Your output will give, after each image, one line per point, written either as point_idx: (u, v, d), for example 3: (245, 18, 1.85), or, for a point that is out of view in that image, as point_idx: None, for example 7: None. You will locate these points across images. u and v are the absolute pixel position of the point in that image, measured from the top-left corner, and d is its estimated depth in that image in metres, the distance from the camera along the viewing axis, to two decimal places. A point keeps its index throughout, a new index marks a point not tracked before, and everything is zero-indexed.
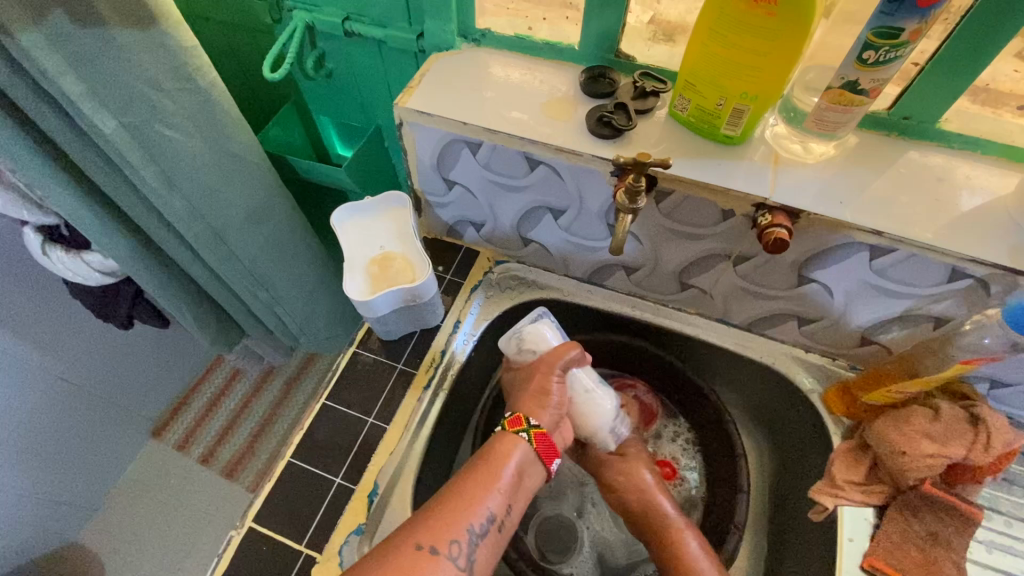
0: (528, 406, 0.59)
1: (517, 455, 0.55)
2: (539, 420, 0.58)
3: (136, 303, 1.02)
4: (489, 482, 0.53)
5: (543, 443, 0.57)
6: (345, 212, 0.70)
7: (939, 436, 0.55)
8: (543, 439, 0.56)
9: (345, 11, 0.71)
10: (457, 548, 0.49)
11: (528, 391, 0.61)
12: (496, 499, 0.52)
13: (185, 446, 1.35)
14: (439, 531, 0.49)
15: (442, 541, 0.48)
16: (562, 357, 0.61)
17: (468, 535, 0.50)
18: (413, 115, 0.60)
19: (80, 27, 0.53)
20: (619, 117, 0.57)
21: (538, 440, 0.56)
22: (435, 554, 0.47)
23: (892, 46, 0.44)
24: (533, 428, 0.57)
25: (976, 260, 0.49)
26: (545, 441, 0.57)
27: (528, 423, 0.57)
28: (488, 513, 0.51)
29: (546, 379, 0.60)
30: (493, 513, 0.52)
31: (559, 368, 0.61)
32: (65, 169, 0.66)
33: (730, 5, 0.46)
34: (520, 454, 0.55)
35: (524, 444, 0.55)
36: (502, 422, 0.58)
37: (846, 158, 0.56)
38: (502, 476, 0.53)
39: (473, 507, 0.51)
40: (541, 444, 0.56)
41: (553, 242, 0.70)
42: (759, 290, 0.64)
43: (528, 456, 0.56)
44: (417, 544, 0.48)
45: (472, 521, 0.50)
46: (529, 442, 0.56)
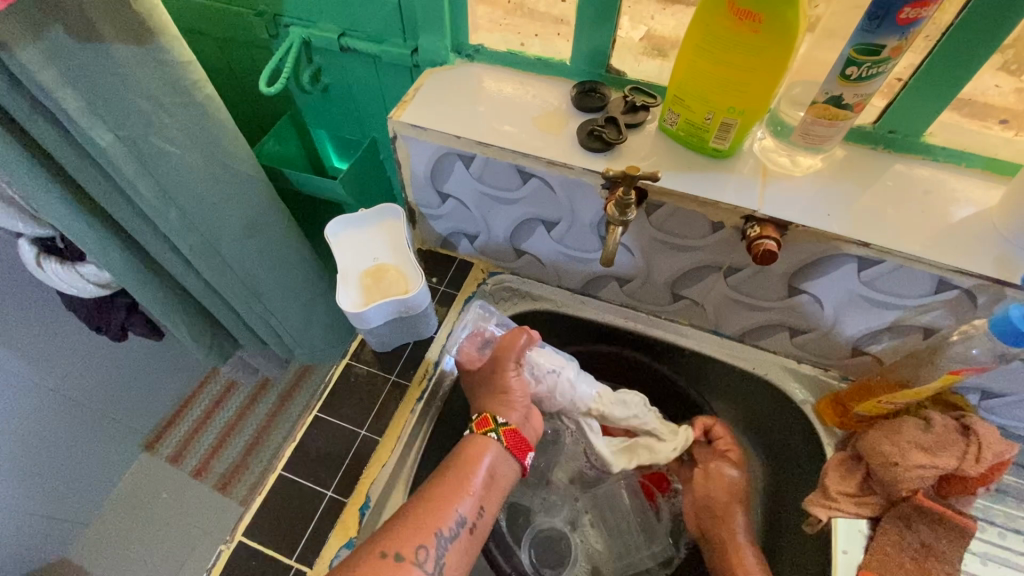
0: (492, 404, 0.60)
1: (488, 456, 0.56)
2: (506, 417, 0.58)
3: (130, 315, 1.02)
4: (462, 484, 0.53)
5: (512, 437, 0.57)
6: (339, 223, 0.70)
7: (930, 447, 0.55)
8: (513, 434, 0.57)
9: (341, 26, 0.72)
10: (424, 554, 0.49)
11: (495, 390, 0.61)
12: (467, 503, 0.53)
13: (178, 460, 1.34)
14: (405, 538, 0.50)
15: (408, 547, 0.49)
16: (513, 346, 0.61)
17: (436, 541, 0.50)
18: (407, 128, 0.61)
19: (78, 42, 0.53)
20: (610, 130, 0.58)
21: (507, 437, 0.57)
22: (400, 562, 0.48)
23: (874, 62, 0.45)
24: (500, 426, 0.57)
25: (962, 270, 0.50)
26: (515, 437, 0.58)
27: (495, 420, 0.57)
28: (459, 517, 0.52)
29: (504, 371, 0.60)
30: (464, 517, 0.52)
31: (514, 360, 0.61)
32: (61, 182, 0.67)
33: (716, 23, 0.47)
34: (492, 452, 0.56)
35: (495, 443, 0.56)
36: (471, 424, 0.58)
37: (832, 170, 0.57)
38: (474, 479, 0.54)
39: (444, 510, 0.52)
40: (510, 440, 0.57)
41: (546, 253, 0.71)
42: (750, 301, 0.64)
43: (500, 453, 0.56)
44: (383, 552, 0.49)
45: (440, 526, 0.51)
46: (499, 441, 0.57)
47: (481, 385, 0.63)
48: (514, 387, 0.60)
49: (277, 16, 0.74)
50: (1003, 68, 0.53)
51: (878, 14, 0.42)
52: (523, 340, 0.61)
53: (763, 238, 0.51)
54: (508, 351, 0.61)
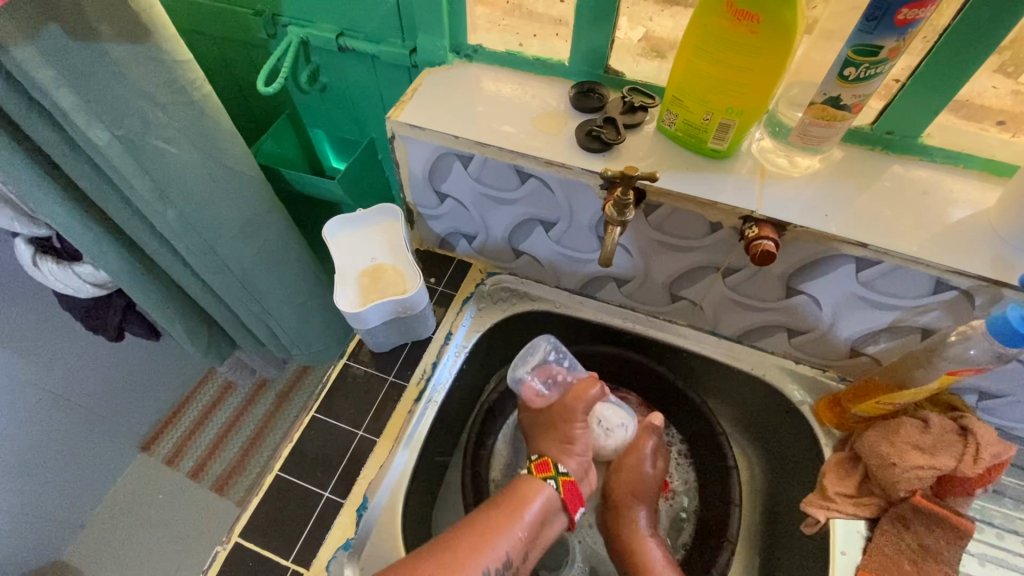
0: (555, 452, 0.62)
1: (541, 498, 0.57)
2: (565, 466, 0.61)
3: (127, 315, 1.01)
4: (513, 520, 0.54)
5: (569, 492, 0.59)
6: (337, 224, 0.70)
7: (928, 447, 0.55)
8: (570, 486, 0.59)
9: (339, 26, 0.72)
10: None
11: (551, 432, 0.65)
12: (515, 542, 0.53)
13: (174, 461, 1.34)
14: (454, 568, 0.50)
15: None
16: (587, 394, 0.65)
17: (484, 575, 0.51)
18: (405, 128, 0.61)
19: (75, 42, 0.53)
20: (608, 131, 0.58)
21: (565, 487, 0.59)
22: None
23: (872, 63, 0.45)
24: (560, 475, 0.59)
25: (960, 271, 0.50)
26: (571, 492, 0.59)
27: (557, 469, 0.60)
28: (506, 557, 0.52)
29: (570, 425, 0.63)
30: (510, 557, 0.52)
31: (581, 414, 0.64)
32: (58, 182, 0.67)
33: (714, 24, 0.47)
34: (546, 496, 0.57)
35: (552, 490, 0.57)
36: (530, 465, 0.60)
37: (829, 171, 0.57)
38: (525, 516, 0.55)
39: (494, 544, 0.52)
40: (566, 492, 0.59)
41: (544, 254, 0.71)
42: (748, 302, 0.64)
43: (554, 501, 0.57)
44: None
45: (489, 560, 0.51)
46: (556, 489, 0.58)
47: (544, 429, 0.66)
48: (579, 438, 0.63)
49: (275, 16, 0.74)
50: (999, 71, 0.53)
51: (875, 16, 0.42)
52: (595, 391, 0.65)
53: (764, 239, 0.51)
54: (580, 399, 0.64)
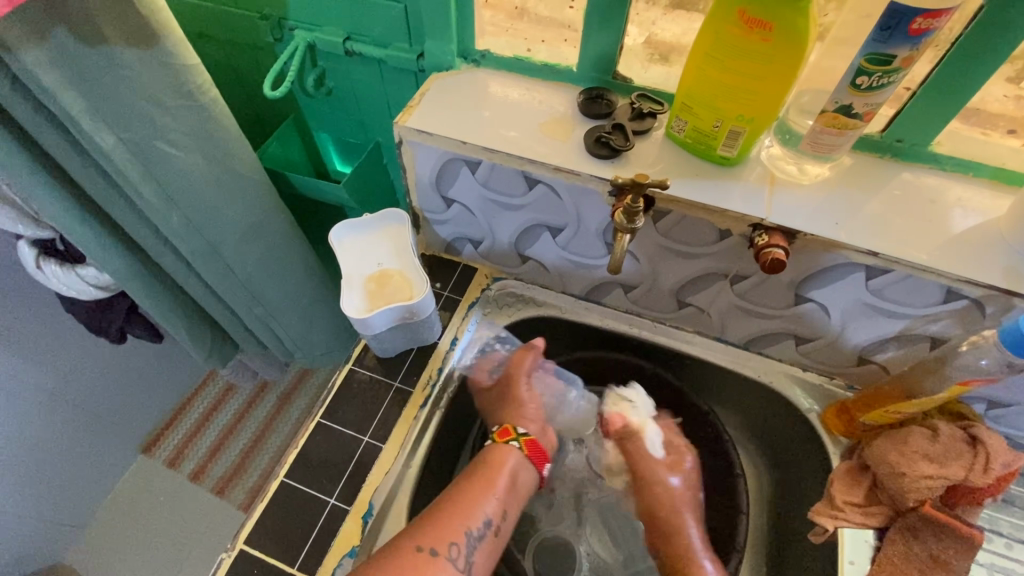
0: (512, 415, 0.64)
1: (510, 460, 0.59)
2: (525, 427, 0.62)
3: (130, 317, 1.01)
4: (488, 485, 0.56)
5: (533, 448, 0.61)
6: (343, 228, 0.69)
7: (938, 457, 0.54)
8: (532, 444, 0.61)
9: (346, 30, 0.71)
10: (456, 549, 0.51)
11: (508, 403, 0.65)
12: (493, 503, 0.56)
13: (176, 463, 1.33)
14: (439, 533, 0.52)
15: (441, 542, 0.51)
16: (522, 365, 0.67)
17: (466, 538, 0.53)
18: (413, 133, 0.61)
19: (83, 46, 0.53)
20: (617, 137, 0.58)
21: (527, 446, 0.61)
22: (434, 555, 0.50)
23: (885, 72, 0.45)
24: (521, 436, 0.61)
25: (972, 281, 0.50)
26: (534, 448, 0.61)
27: (517, 432, 0.61)
28: (487, 518, 0.55)
29: (517, 387, 0.66)
30: (490, 517, 0.55)
31: (524, 376, 0.66)
32: (63, 184, 0.66)
33: (725, 32, 0.47)
34: (513, 459, 0.59)
35: (516, 451, 0.60)
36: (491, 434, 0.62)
37: (839, 179, 0.57)
38: (498, 480, 0.57)
39: (472, 511, 0.54)
40: (531, 450, 0.61)
41: (550, 259, 0.71)
42: (756, 309, 0.64)
43: (519, 460, 0.60)
44: (417, 546, 0.51)
45: (469, 525, 0.54)
46: (519, 450, 0.60)
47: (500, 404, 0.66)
48: (528, 399, 0.65)
49: (282, 20, 0.74)
50: (1013, 79, 0.52)
51: (889, 25, 0.42)
52: (529, 359, 0.67)
53: (768, 248, 0.51)
54: (519, 367, 0.67)
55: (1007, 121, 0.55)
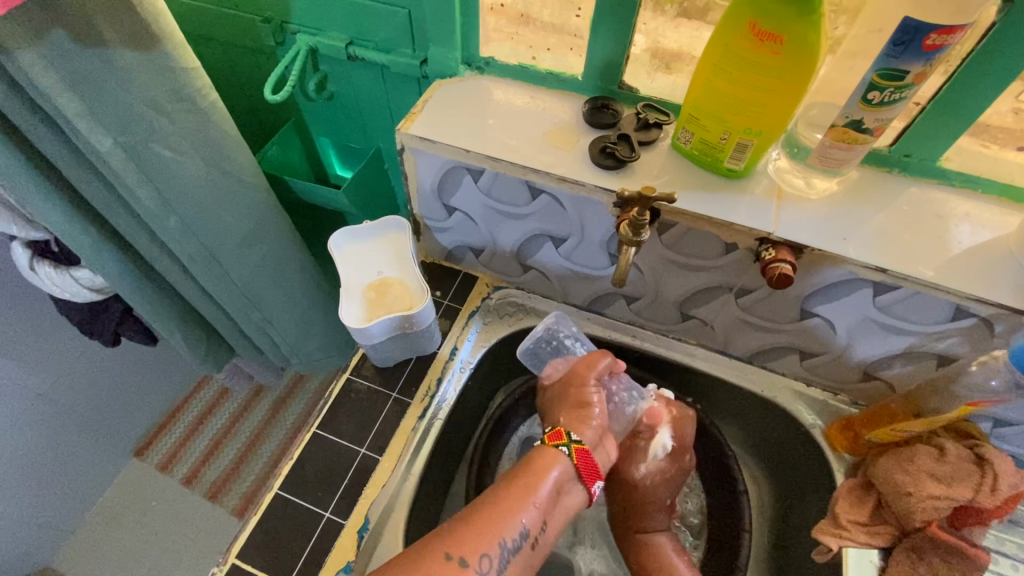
0: (569, 419, 0.57)
1: (557, 470, 0.52)
2: (579, 434, 0.55)
3: (124, 320, 1.00)
4: (527, 493, 0.50)
5: (584, 459, 0.53)
6: (343, 236, 0.69)
7: (945, 477, 0.54)
8: (584, 455, 0.53)
9: (349, 35, 0.70)
10: (488, 562, 0.46)
11: (570, 404, 0.58)
12: (532, 514, 0.49)
13: (168, 467, 1.32)
14: (470, 543, 0.47)
15: (473, 553, 0.46)
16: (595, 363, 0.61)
17: (499, 550, 0.47)
18: (415, 140, 0.60)
19: (80, 47, 0.52)
20: (622, 147, 0.57)
21: (579, 456, 0.53)
22: (464, 567, 0.45)
23: (897, 87, 0.44)
24: (573, 443, 0.54)
25: (982, 299, 0.49)
26: (585, 458, 0.53)
27: (569, 436, 0.54)
28: (524, 529, 0.49)
29: (583, 390, 0.59)
30: (528, 529, 0.49)
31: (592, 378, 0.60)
32: (57, 186, 0.65)
33: (735, 44, 0.46)
34: (560, 466, 0.52)
35: (564, 458, 0.52)
36: (543, 435, 0.55)
37: (847, 193, 0.56)
38: (538, 490, 0.51)
39: (509, 519, 0.48)
40: (580, 461, 0.53)
41: (553, 269, 0.70)
42: (760, 323, 0.63)
43: (567, 470, 0.52)
44: (447, 554, 0.46)
45: (505, 536, 0.48)
46: (569, 457, 0.53)
47: (563, 400, 0.59)
48: (595, 405, 0.57)
49: (283, 23, 0.73)
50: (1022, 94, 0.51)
51: (903, 40, 0.41)
52: (606, 360, 0.62)
53: (779, 258, 0.51)
54: (589, 365, 0.61)
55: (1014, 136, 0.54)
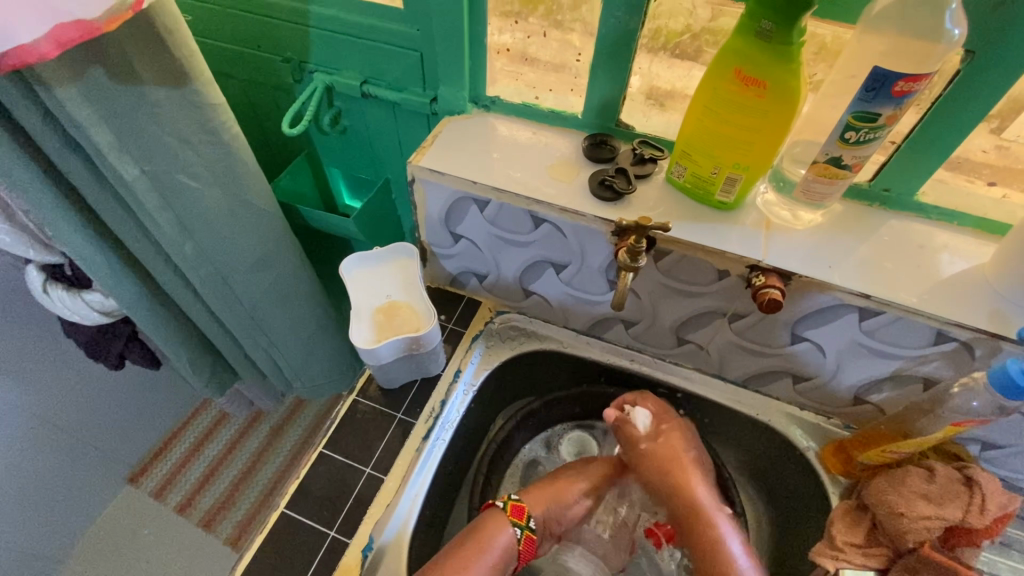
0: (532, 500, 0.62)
1: (504, 539, 0.57)
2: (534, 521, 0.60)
3: (129, 344, 1.02)
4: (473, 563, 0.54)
5: (526, 546, 0.59)
6: (354, 261, 0.72)
7: (935, 497, 0.55)
8: (530, 543, 0.58)
9: (364, 75, 0.75)
10: None
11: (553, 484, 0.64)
12: None
13: (162, 494, 1.30)
14: None
15: None
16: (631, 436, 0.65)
17: None
18: (425, 172, 0.64)
19: (116, 84, 0.55)
20: (620, 180, 0.61)
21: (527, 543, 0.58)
22: None
23: (871, 128, 0.48)
24: (527, 528, 0.59)
25: (961, 324, 0.52)
26: (528, 545, 0.59)
27: (526, 522, 0.59)
28: None
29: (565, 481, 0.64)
30: None
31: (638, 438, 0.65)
32: (78, 210, 0.69)
33: (722, 88, 0.50)
34: (505, 538, 0.57)
35: (513, 538, 0.57)
36: (507, 503, 0.60)
37: (832, 225, 0.59)
38: (489, 553, 0.56)
39: None
40: (526, 546, 0.58)
41: (554, 295, 0.73)
42: (753, 348, 0.66)
43: (512, 549, 0.57)
44: None
45: None
46: (518, 540, 0.58)
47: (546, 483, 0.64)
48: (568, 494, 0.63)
49: (302, 63, 0.77)
50: (995, 131, 0.55)
51: (874, 87, 0.45)
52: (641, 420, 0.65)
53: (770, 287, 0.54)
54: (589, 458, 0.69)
55: (991, 171, 0.57)
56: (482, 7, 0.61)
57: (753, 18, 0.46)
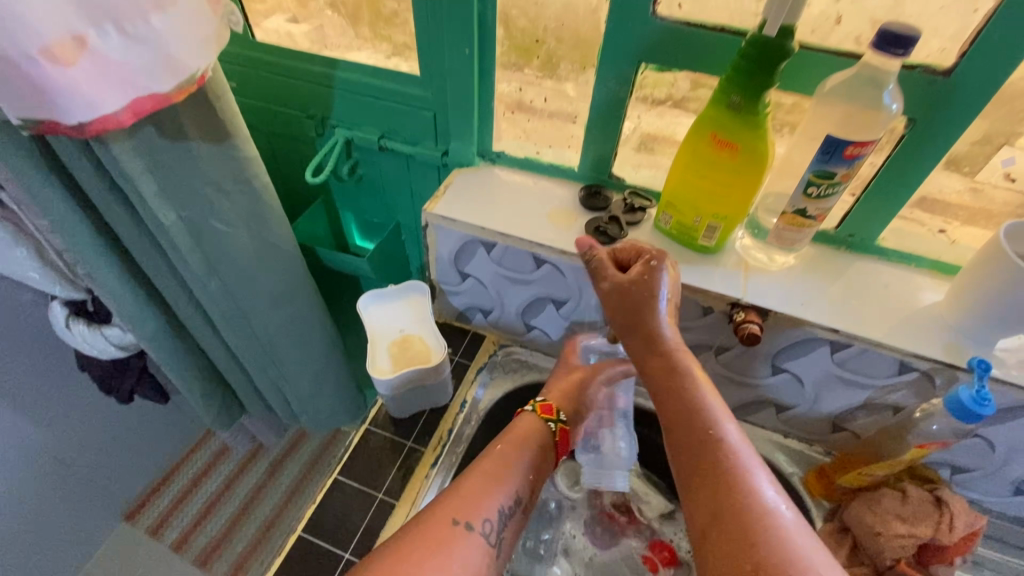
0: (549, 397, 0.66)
1: (537, 433, 0.60)
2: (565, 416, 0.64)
3: (141, 378, 1.06)
4: (516, 457, 0.57)
5: (563, 437, 0.63)
6: (370, 298, 0.79)
7: (908, 517, 0.60)
8: (565, 435, 0.63)
9: (381, 130, 0.83)
10: (489, 525, 0.51)
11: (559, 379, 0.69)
12: (522, 481, 0.55)
13: (157, 532, 1.31)
14: (470, 507, 0.51)
15: (475, 517, 0.50)
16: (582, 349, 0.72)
17: (499, 513, 0.52)
18: (438, 218, 0.71)
19: (165, 140, 0.62)
20: (613, 227, 0.68)
21: (562, 433, 0.62)
22: (470, 529, 0.49)
23: (829, 184, 0.55)
24: (559, 421, 0.63)
25: (920, 355, 0.58)
26: (564, 437, 0.63)
27: (557, 416, 0.63)
28: (517, 495, 0.54)
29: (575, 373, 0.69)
30: (520, 495, 0.54)
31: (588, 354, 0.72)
32: (114, 250, 0.75)
33: (701, 149, 0.58)
34: (541, 432, 0.61)
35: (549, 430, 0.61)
36: (535, 405, 0.64)
37: (804, 267, 0.66)
38: (524, 448, 0.58)
39: (502, 483, 0.54)
40: (562, 437, 0.62)
41: (554, 329, 0.78)
42: (738, 379, 0.71)
43: (548, 440, 0.61)
44: (454, 519, 0.50)
45: (501, 500, 0.53)
46: (553, 432, 0.62)
47: (561, 377, 0.68)
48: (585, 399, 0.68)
49: (325, 119, 0.85)
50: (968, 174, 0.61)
51: (829, 151, 0.53)
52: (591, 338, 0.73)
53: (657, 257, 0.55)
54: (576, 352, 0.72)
55: (966, 213, 0.64)
56: (490, 74, 0.70)
57: (723, 93, 0.54)
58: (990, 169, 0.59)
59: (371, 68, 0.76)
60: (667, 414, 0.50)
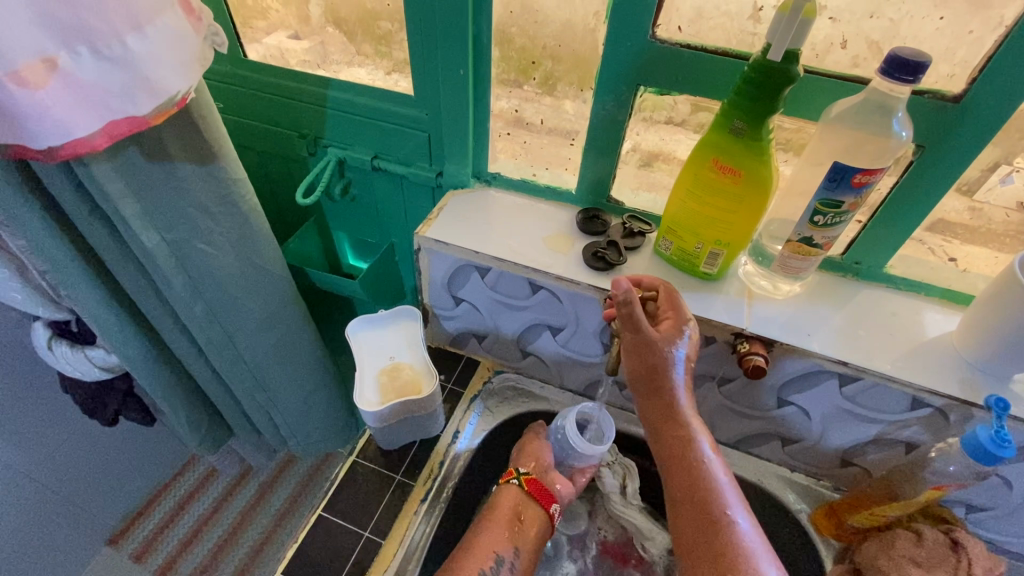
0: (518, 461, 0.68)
1: (506, 497, 0.63)
2: (527, 467, 0.66)
3: (126, 400, 1.02)
4: (490, 527, 0.60)
5: (534, 486, 0.64)
6: (358, 324, 0.76)
7: (924, 561, 0.56)
8: (533, 482, 0.64)
9: (374, 150, 0.81)
10: None
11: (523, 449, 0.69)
12: (502, 542, 0.59)
13: (141, 558, 1.26)
14: None
15: None
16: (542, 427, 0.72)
17: None
18: (430, 241, 0.69)
19: (147, 160, 0.60)
20: (612, 252, 0.65)
21: (529, 484, 0.64)
22: None
23: (837, 213, 0.53)
24: (523, 475, 0.65)
25: (934, 391, 0.55)
26: (537, 484, 0.64)
27: (518, 470, 0.65)
28: (498, 557, 0.58)
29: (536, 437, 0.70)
30: (502, 557, 0.58)
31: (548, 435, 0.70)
32: (96, 271, 0.72)
33: (702, 174, 0.56)
34: (512, 495, 0.63)
35: (515, 488, 0.63)
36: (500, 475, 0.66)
37: (809, 295, 0.64)
38: (496, 517, 0.61)
39: (481, 552, 0.58)
40: (532, 487, 0.64)
41: (550, 356, 0.76)
42: (742, 411, 0.68)
43: (520, 498, 0.63)
44: None
45: (481, 566, 0.57)
46: (519, 486, 0.64)
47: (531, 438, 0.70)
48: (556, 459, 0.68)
49: (317, 138, 0.84)
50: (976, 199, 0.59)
51: (836, 178, 0.51)
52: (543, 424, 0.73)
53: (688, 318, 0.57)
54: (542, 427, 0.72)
55: (963, 232, 0.62)
56: (486, 95, 0.69)
57: (725, 117, 0.52)
58: (987, 189, 0.57)
59: (364, 88, 0.74)
60: (681, 483, 0.56)
